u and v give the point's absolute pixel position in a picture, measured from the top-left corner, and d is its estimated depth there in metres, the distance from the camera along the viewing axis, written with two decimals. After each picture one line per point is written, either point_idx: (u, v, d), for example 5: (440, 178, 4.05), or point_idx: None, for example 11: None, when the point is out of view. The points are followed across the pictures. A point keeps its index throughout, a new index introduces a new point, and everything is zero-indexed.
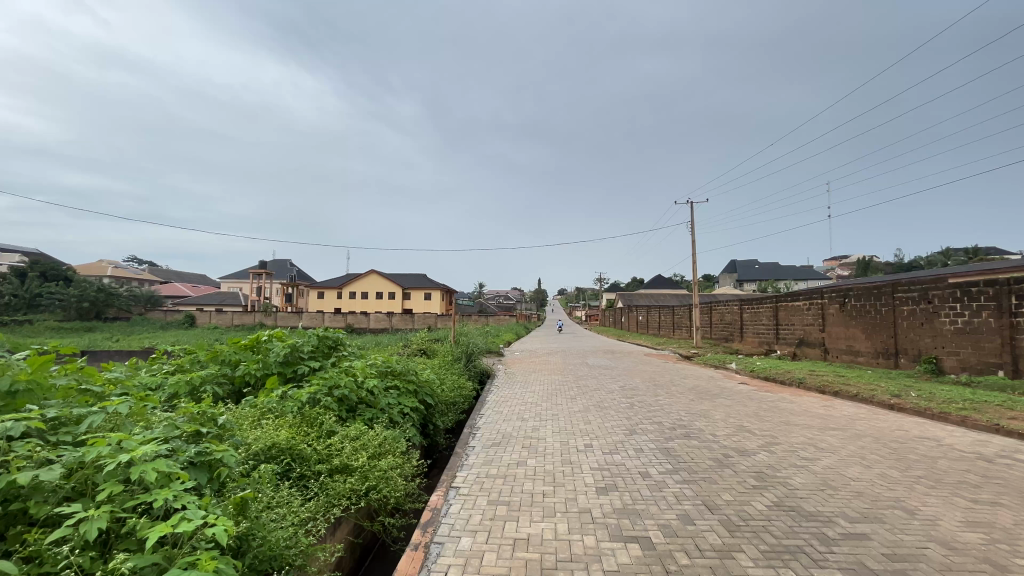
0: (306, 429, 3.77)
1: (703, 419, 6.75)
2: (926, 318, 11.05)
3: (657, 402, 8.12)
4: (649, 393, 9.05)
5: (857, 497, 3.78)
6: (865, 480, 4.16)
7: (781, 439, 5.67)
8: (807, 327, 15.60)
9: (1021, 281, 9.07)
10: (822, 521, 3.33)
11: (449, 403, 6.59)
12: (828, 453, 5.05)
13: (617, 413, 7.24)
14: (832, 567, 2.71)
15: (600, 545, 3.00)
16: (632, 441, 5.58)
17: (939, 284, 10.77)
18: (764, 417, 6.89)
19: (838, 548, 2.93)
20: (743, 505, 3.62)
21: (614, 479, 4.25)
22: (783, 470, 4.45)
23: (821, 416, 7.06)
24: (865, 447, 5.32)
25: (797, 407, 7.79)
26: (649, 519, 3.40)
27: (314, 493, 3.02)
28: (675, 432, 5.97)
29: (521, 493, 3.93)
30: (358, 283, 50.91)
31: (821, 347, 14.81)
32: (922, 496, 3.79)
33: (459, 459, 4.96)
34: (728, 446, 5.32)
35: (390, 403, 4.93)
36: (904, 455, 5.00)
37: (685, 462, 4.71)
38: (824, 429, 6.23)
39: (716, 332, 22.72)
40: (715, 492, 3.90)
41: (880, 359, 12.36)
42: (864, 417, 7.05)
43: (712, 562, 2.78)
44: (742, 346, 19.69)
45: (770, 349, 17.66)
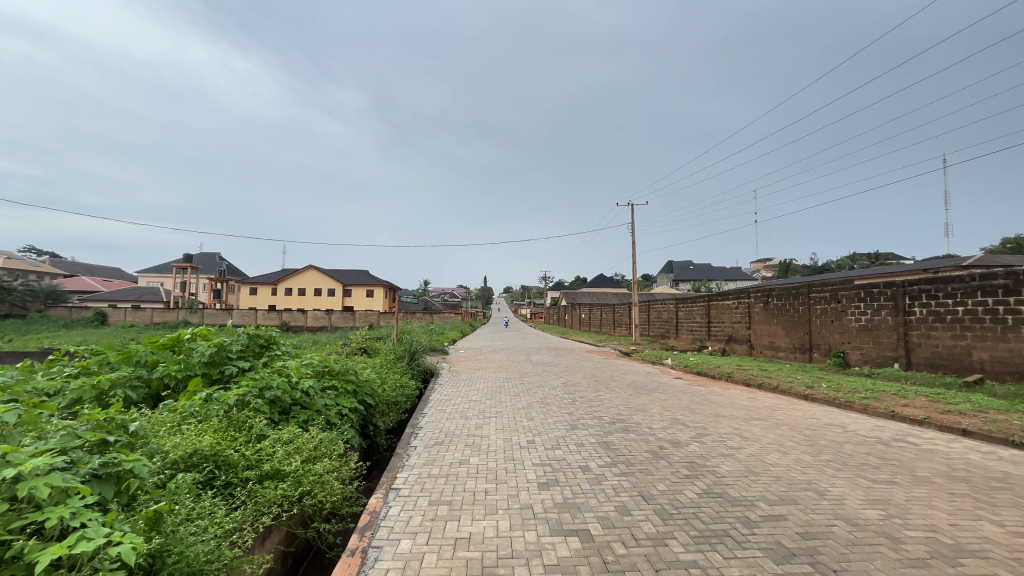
0: (234, 434, 3.52)
1: (640, 413, 7.04)
2: (835, 316, 12.14)
3: (598, 398, 8.35)
4: (590, 389, 9.32)
5: (776, 481, 4.08)
6: (783, 466, 4.51)
7: (710, 429, 6.02)
8: (735, 324, 16.67)
9: (914, 283, 10.18)
10: (746, 505, 3.56)
11: (390, 403, 6.42)
12: (752, 442, 5.41)
13: (560, 409, 7.38)
14: (753, 548, 2.91)
15: (541, 540, 3.04)
16: (574, 436, 5.71)
17: (847, 285, 11.87)
18: (696, 410, 7.27)
19: (759, 530, 3.15)
20: (676, 494, 3.80)
21: (556, 474, 4.33)
22: (712, 459, 4.72)
23: (746, 408, 7.56)
24: (783, 435, 5.77)
25: (725, 399, 8.31)
26: (588, 512, 3.49)
27: (241, 502, 2.82)
28: (614, 426, 6.17)
29: (463, 492, 3.90)
30: (295, 279, 48.54)
31: (747, 343, 15.89)
32: (831, 478, 4.16)
33: (400, 459, 4.84)
34: (663, 438, 5.58)
35: (327, 404, 4.72)
36: (817, 441, 5.46)
37: (622, 455, 4.88)
38: (749, 419, 6.66)
39: (653, 329, 23.76)
40: (650, 482, 4.06)
41: (797, 354, 13.45)
42: (783, 408, 7.62)
43: (646, 550, 2.89)
44: (677, 342, 20.71)
45: (702, 345, 18.72)
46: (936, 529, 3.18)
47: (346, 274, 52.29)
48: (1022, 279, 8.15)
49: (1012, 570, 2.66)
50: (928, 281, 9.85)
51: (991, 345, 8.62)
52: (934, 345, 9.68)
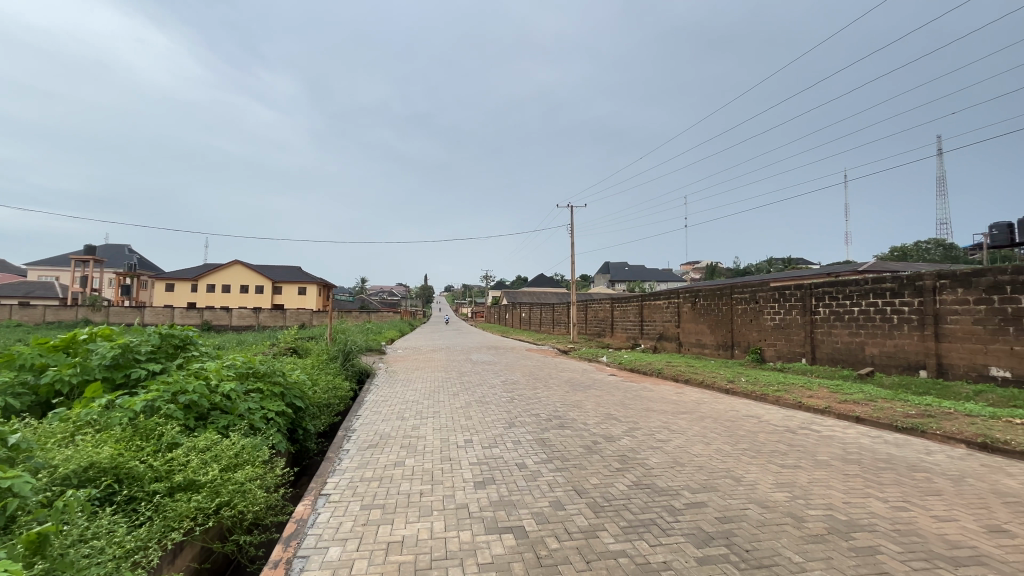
0: (140, 444, 3.21)
1: (576, 409, 7.24)
2: (754, 315, 13.13)
3: (536, 396, 8.46)
4: (529, 387, 9.45)
5: (698, 471, 4.34)
6: (705, 456, 4.81)
7: (641, 423, 6.31)
8: (665, 323, 17.58)
9: (820, 286, 11.23)
10: (671, 495, 3.76)
11: (321, 405, 6.14)
12: (679, 434, 5.72)
13: (498, 407, 7.41)
14: (677, 535, 3.07)
15: (476, 540, 3.03)
16: (511, 434, 5.75)
17: (764, 287, 12.88)
18: (629, 405, 7.57)
19: (682, 517, 3.33)
20: (607, 487, 3.93)
21: (492, 472, 4.35)
22: (642, 452, 4.94)
23: (674, 402, 8.00)
24: (706, 427, 6.16)
25: (655, 395, 8.75)
26: (523, 508, 3.53)
27: (145, 518, 2.57)
28: (550, 423, 6.29)
29: (398, 495, 3.81)
30: (218, 274, 45.19)
31: (676, 341, 16.80)
32: (746, 466, 4.49)
33: (331, 463, 4.64)
34: (597, 433, 5.77)
35: (250, 409, 4.42)
36: (735, 432, 5.88)
37: (558, 451, 4.99)
38: (676, 413, 7.05)
39: (591, 328, 24.50)
40: (584, 477, 4.18)
41: (720, 351, 14.41)
42: (707, 401, 8.13)
43: (578, 543, 2.97)
44: (613, 340, 21.52)
45: (636, 342, 19.57)
46: (833, 507, 3.52)
47: (276, 270, 49.38)
48: (906, 283, 9.23)
49: (892, 540, 3.01)
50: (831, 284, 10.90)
51: (880, 341, 9.70)
52: (835, 342, 10.74)
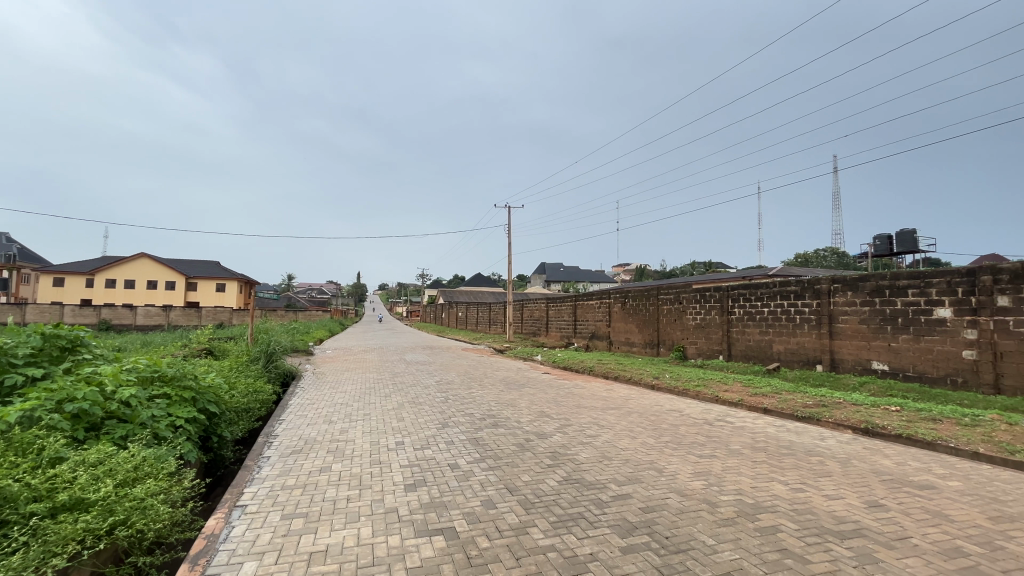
0: (14, 460, 2.81)
1: (510, 407, 7.31)
2: (678, 315, 13.96)
3: (471, 395, 8.44)
4: (463, 387, 9.40)
5: (624, 464, 4.54)
6: (631, 449, 5.04)
7: (572, 420, 6.49)
8: (597, 322, 18.22)
9: (735, 288, 12.14)
10: (598, 488, 3.90)
11: (239, 411, 5.71)
12: (607, 429, 5.95)
13: (432, 407, 7.29)
14: (603, 526, 3.19)
15: (405, 544, 2.96)
16: (444, 434, 5.69)
17: (687, 288, 13.74)
18: (561, 402, 7.75)
19: (608, 509, 3.47)
20: (539, 483, 4.00)
21: (424, 474, 4.27)
22: (573, 448, 5.08)
23: (604, 398, 8.31)
24: (632, 421, 6.47)
25: (587, 392, 9.05)
26: (455, 509, 3.50)
27: (20, 544, 2.27)
28: (484, 422, 6.30)
29: (323, 502, 3.63)
30: (120, 268, 40.79)
31: (607, 340, 17.45)
32: (668, 457, 4.75)
33: (249, 472, 4.33)
34: (530, 431, 5.85)
35: (155, 416, 4.02)
36: (659, 425, 6.22)
37: (491, 450, 5.01)
38: (606, 408, 7.33)
39: (526, 327, 24.86)
40: (515, 475, 4.22)
41: (647, 349, 15.18)
42: (634, 397, 8.52)
43: (508, 541, 3.00)
44: (547, 339, 21.97)
45: (569, 341, 20.12)
46: (742, 492, 3.83)
47: (189, 265, 45.39)
48: (807, 287, 10.24)
49: (791, 519, 3.32)
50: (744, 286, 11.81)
51: (785, 338, 10.68)
52: (747, 340, 11.68)
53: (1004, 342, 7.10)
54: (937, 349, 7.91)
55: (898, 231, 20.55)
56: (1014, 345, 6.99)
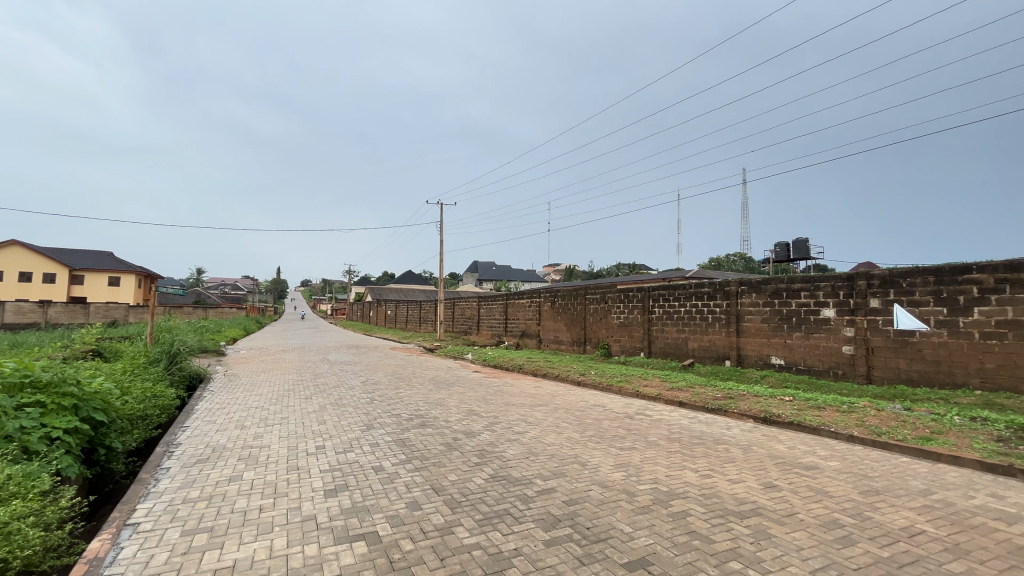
0: None
1: (439, 407, 7.23)
2: (603, 314, 14.55)
3: (399, 395, 8.24)
4: (391, 387, 9.16)
5: (550, 459, 4.65)
6: (557, 444, 5.18)
7: (500, 417, 6.55)
8: (527, 321, 18.52)
9: (656, 289, 12.87)
10: (524, 484, 3.96)
11: (133, 418, 5.13)
12: (535, 426, 6.07)
13: (356, 409, 7.01)
14: (528, 521, 3.24)
15: (323, 552, 2.82)
16: (368, 436, 5.49)
17: (612, 289, 14.35)
18: (490, 401, 7.77)
19: (533, 504, 3.53)
20: (465, 482, 3.99)
21: (346, 478, 4.10)
22: (500, 446, 5.11)
23: (532, 395, 8.48)
24: (559, 417, 6.66)
25: (515, 389, 9.17)
26: (378, 513, 3.39)
27: None
28: (411, 422, 6.17)
29: (231, 514, 3.36)
30: None
31: (537, 338, 17.79)
32: (591, 451, 4.94)
33: (143, 486, 3.90)
34: (458, 429, 5.82)
35: (24, 428, 3.51)
36: (584, 420, 6.45)
37: (418, 451, 4.91)
38: (534, 405, 7.48)
39: (457, 325, 24.72)
40: (442, 474, 4.18)
41: (575, 346, 15.67)
42: (561, 393, 8.77)
43: (433, 542, 2.96)
44: (478, 337, 21.98)
45: (500, 340, 20.27)
46: (657, 480, 4.07)
47: (74, 255, 40.07)
48: (717, 290, 11.12)
49: (699, 503, 3.58)
50: (663, 287, 12.56)
51: (698, 336, 11.50)
52: (666, 337, 12.43)
53: (875, 338, 8.15)
54: (823, 345, 8.90)
55: (794, 240, 22.91)
56: (882, 341, 8.04)
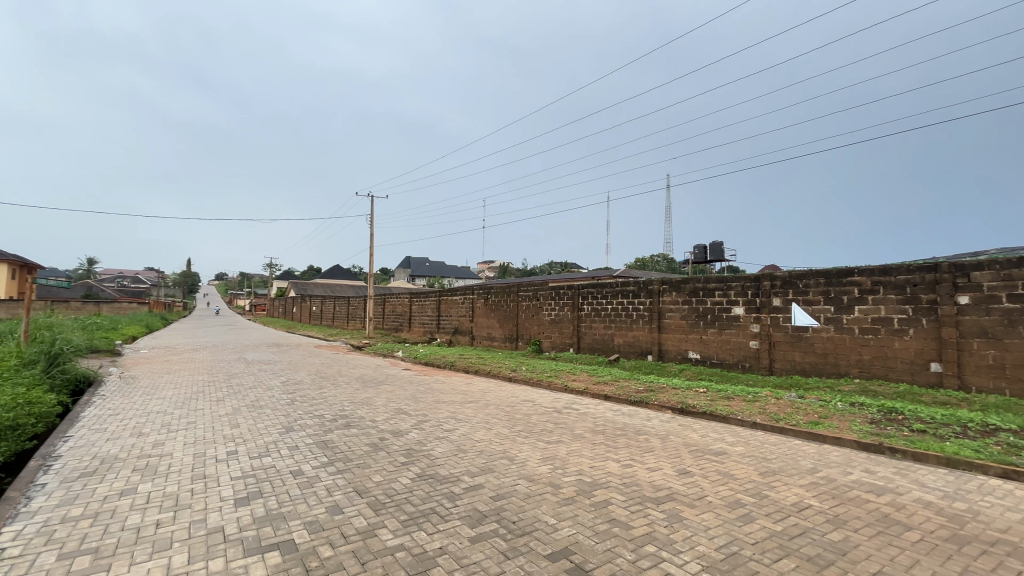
0: None
1: (365, 406, 6.98)
2: (535, 311, 14.80)
3: (322, 395, 7.85)
4: (314, 386, 8.70)
5: (478, 455, 4.66)
6: (486, 440, 5.19)
7: (429, 415, 6.45)
8: (460, 318, 18.40)
9: (585, 287, 13.29)
10: (451, 482, 3.93)
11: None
12: (464, 422, 6.05)
13: (274, 411, 6.58)
14: (454, 519, 3.22)
15: (229, 567, 2.62)
16: (287, 439, 5.18)
17: (544, 286, 14.63)
18: (420, 399, 7.63)
19: (459, 502, 3.51)
20: (391, 483, 3.88)
21: (260, 485, 3.84)
22: (428, 444, 5.04)
23: (463, 392, 8.44)
24: (488, 413, 6.68)
25: (446, 386, 9.09)
26: (295, 519, 3.21)
27: None
28: (335, 423, 5.90)
29: (122, 531, 3.02)
30: None
31: (470, 335, 17.74)
32: (519, 445, 5.00)
33: (10, 506, 3.39)
34: (385, 429, 5.66)
35: None
36: (513, 415, 6.52)
37: (341, 452, 4.71)
38: (464, 402, 7.46)
39: (388, 322, 24.05)
40: (366, 476, 4.04)
41: (507, 343, 15.81)
42: (492, 390, 8.80)
43: (354, 546, 2.85)
44: (409, 334, 21.50)
45: (432, 336, 19.98)
46: (582, 472, 4.21)
47: None
48: (642, 288, 11.70)
49: (620, 492, 3.75)
50: (592, 285, 13.01)
51: (624, 332, 12.04)
52: (594, 333, 12.89)
53: (776, 333, 8.99)
54: (733, 340, 9.67)
55: (711, 243, 24.70)
56: (783, 336, 8.89)
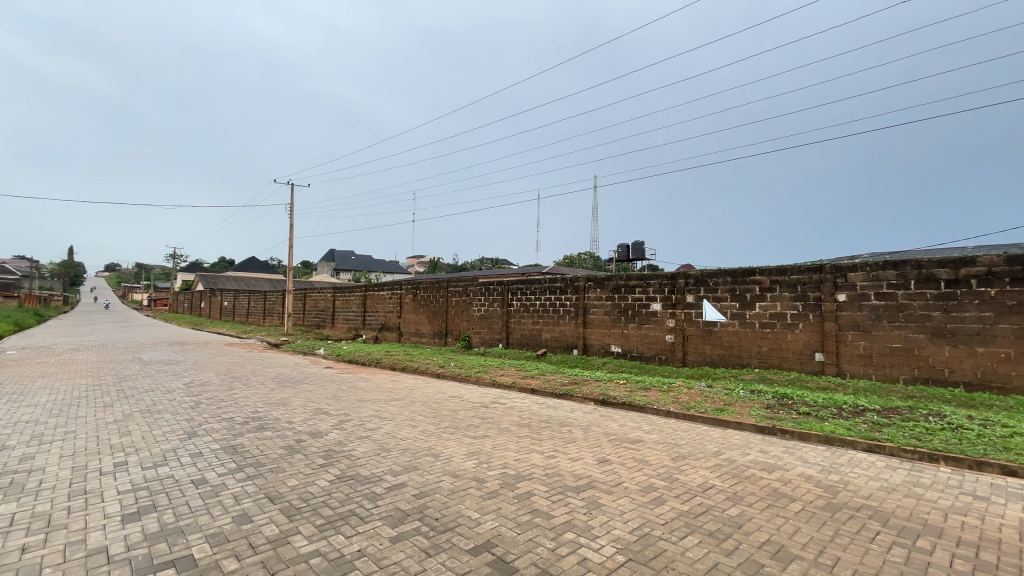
0: None
1: (280, 407, 6.57)
2: (465, 307, 14.74)
3: (232, 396, 7.28)
4: (222, 388, 8.04)
5: (402, 453, 4.56)
6: (411, 438, 5.09)
7: (352, 414, 6.21)
8: (387, 313, 17.87)
9: (514, 283, 13.44)
10: (373, 481, 3.82)
11: None
12: (388, 421, 5.89)
13: (174, 416, 5.99)
14: (374, 520, 3.13)
15: None
16: (189, 446, 4.74)
17: (474, 282, 14.61)
18: (342, 398, 7.30)
19: (381, 502, 3.42)
20: (306, 487, 3.68)
21: (155, 497, 3.49)
22: (350, 444, 4.85)
23: (389, 390, 8.22)
24: (414, 410, 6.56)
25: (371, 384, 8.80)
26: (195, 532, 2.95)
27: None
28: (245, 426, 5.49)
29: None
30: None
31: (397, 331, 17.30)
32: (445, 442, 4.96)
33: None
34: (303, 430, 5.37)
35: None
36: (440, 412, 6.46)
37: (252, 457, 4.40)
38: (389, 400, 7.27)
39: (309, 318, 22.79)
40: (280, 480, 3.81)
41: (436, 339, 15.61)
42: (419, 387, 8.65)
43: (264, 556, 2.68)
44: (333, 331, 20.54)
45: (357, 333, 19.23)
46: (506, 465, 4.27)
47: None
48: (569, 284, 12.05)
49: (542, 482, 3.85)
50: (521, 281, 13.18)
51: (551, 327, 12.35)
52: (522, 329, 13.09)
53: (689, 327, 9.67)
54: (651, 334, 10.27)
55: (634, 243, 25.95)
56: (694, 330, 9.59)
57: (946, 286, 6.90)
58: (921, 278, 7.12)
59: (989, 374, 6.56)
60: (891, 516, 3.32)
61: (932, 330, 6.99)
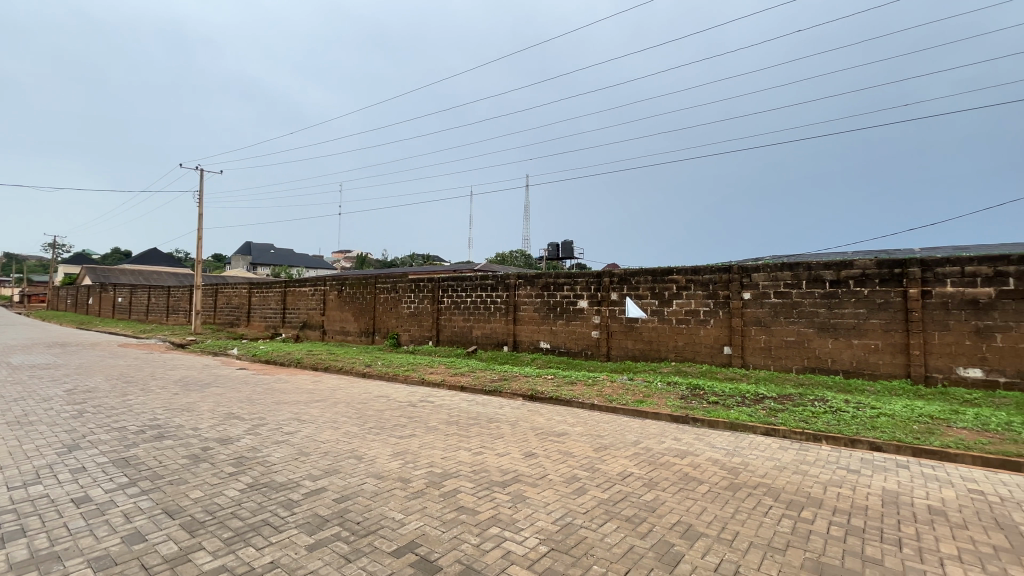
0: None
1: (184, 413, 6.00)
2: (393, 304, 14.35)
3: (126, 403, 6.54)
4: (113, 394, 7.19)
5: (323, 457, 4.35)
6: (332, 441, 4.86)
7: (267, 418, 5.81)
8: (310, 311, 16.94)
9: (445, 280, 13.26)
10: (289, 488, 3.61)
11: None
12: (308, 423, 5.59)
13: (52, 427, 5.25)
14: (290, 529, 2.96)
15: None
16: (70, 460, 4.19)
17: (403, 279, 14.25)
18: (257, 401, 6.82)
19: (298, 509, 3.24)
20: (212, 498, 3.40)
21: (24, 520, 3.04)
22: (264, 450, 4.54)
23: (310, 391, 7.80)
24: (337, 411, 6.28)
25: (290, 385, 8.30)
26: (75, 557, 2.62)
27: None
28: (141, 436, 4.94)
29: None
30: None
31: (320, 329, 16.47)
32: (369, 443, 4.80)
33: None
34: (210, 437, 4.94)
35: None
36: (364, 412, 6.24)
37: (148, 469, 3.98)
38: (309, 402, 6.90)
39: (221, 316, 21.03)
40: (181, 493, 3.48)
41: (362, 337, 15.06)
42: (343, 387, 8.30)
43: None
44: (248, 330, 19.12)
45: (276, 332, 18.05)
46: (433, 463, 4.21)
47: None
48: (500, 282, 12.11)
49: (468, 479, 3.85)
50: (452, 278, 13.06)
51: (482, 324, 12.36)
52: (452, 326, 12.98)
53: (613, 323, 10.13)
54: (578, 330, 10.62)
55: (563, 243, 26.67)
56: (618, 326, 10.05)
57: (830, 286, 7.79)
58: (810, 278, 7.98)
59: (862, 362, 7.50)
60: (782, 492, 3.70)
61: (818, 325, 7.88)
